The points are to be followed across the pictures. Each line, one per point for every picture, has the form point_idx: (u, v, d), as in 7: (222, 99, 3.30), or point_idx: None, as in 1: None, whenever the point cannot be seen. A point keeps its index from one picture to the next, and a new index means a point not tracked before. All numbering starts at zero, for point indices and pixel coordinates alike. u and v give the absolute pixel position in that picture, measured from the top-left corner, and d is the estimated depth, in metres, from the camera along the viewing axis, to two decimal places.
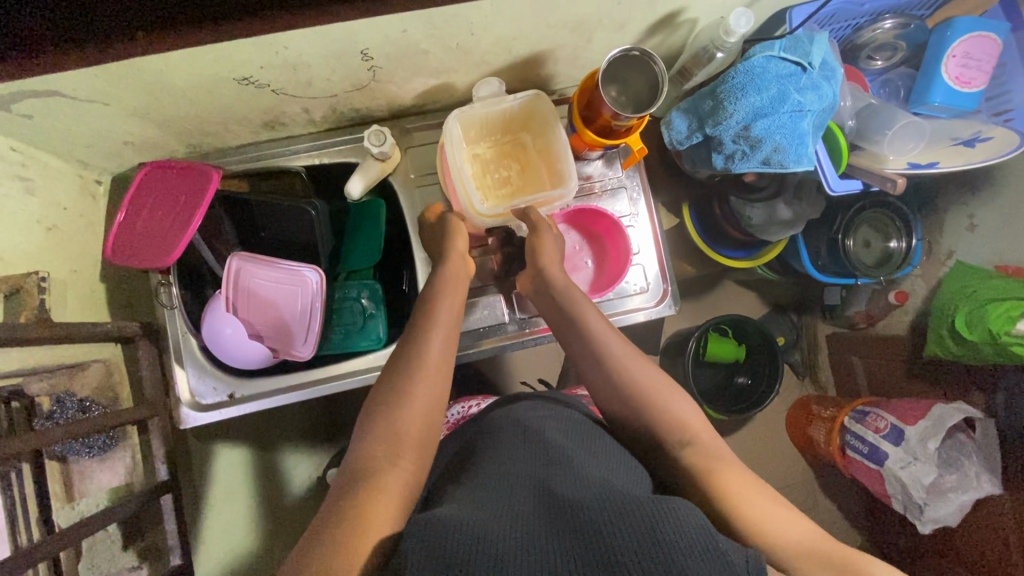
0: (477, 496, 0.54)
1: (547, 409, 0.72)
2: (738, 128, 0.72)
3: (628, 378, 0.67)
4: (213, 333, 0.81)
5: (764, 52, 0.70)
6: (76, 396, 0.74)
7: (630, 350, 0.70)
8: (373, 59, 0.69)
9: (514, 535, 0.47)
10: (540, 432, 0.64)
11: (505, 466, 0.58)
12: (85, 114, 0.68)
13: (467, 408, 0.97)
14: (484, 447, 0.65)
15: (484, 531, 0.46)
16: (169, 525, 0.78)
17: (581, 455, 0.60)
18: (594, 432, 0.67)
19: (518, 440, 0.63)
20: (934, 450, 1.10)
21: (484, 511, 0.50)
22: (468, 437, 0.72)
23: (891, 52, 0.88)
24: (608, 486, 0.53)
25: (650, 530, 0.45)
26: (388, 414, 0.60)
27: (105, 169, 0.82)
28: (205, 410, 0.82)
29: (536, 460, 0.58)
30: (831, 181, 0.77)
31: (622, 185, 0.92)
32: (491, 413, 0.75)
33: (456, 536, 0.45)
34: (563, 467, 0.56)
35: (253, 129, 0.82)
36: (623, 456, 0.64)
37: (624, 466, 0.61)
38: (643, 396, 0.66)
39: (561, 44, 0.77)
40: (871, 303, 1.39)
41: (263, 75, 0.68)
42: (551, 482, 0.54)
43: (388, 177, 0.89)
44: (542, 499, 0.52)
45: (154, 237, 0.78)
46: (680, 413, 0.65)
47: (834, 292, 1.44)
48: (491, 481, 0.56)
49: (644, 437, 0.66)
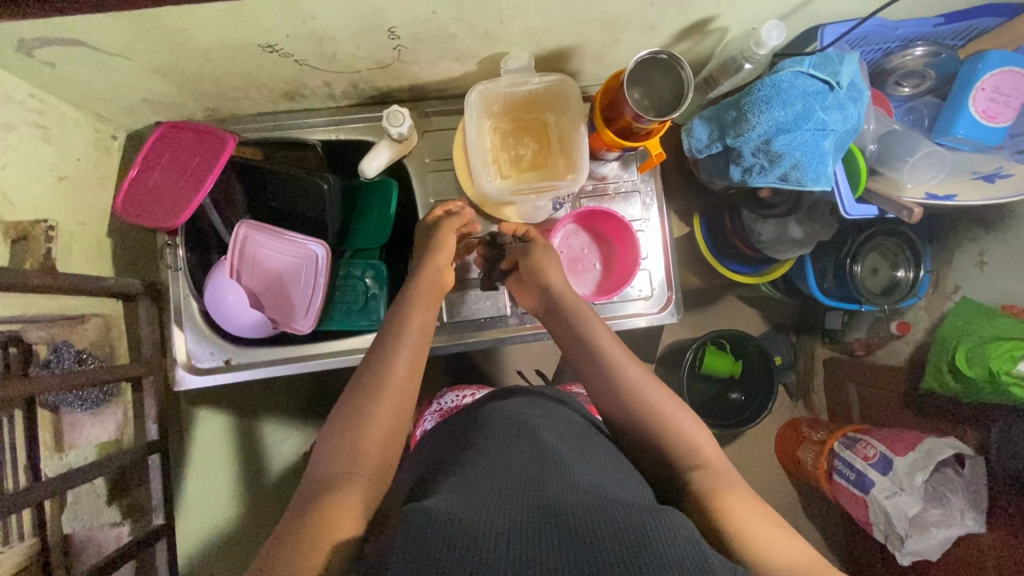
0: (467, 490, 0.53)
1: (540, 409, 0.71)
2: (759, 141, 0.71)
3: (627, 393, 0.68)
4: (215, 300, 0.81)
5: (792, 67, 0.69)
6: (74, 348, 0.74)
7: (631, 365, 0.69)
8: (399, 38, 0.69)
9: (506, 528, 0.46)
10: (532, 432, 0.63)
11: (496, 463, 0.57)
12: (106, 67, 0.67)
13: (462, 397, 0.97)
14: (475, 443, 0.64)
15: (476, 524, 0.45)
16: (155, 484, 0.78)
17: (573, 460, 0.60)
18: (589, 434, 0.68)
19: (510, 438, 0.62)
20: (922, 483, 1.10)
21: (473, 505, 0.49)
22: (458, 433, 0.72)
23: (919, 80, 0.88)
24: (600, 491, 0.53)
25: (643, 534, 0.45)
26: (350, 430, 0.58)
27: (122, 125, 0.82)
28: (201, 374, 0.82)
29: (527, 459, 0.58)
30: (848, 205, 0.77)
31: (636, 189, 0.92)
32: (482, 409, 0.74)
33: (447, 527, 0.44)
34: (555, 469, 0.56)
35: (273, 98, 0.81)
36: (614, 461, 0.64)
37: (616, 471, 0.61)
38: (643, 406, 0.66)
39: (589, 41, 0.77)
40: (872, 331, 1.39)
41: (287, 44, 0.67)
42: (541, 485, 0.53)
43: (403, 159, 0.88)
44: (534, 497, 0.51)
45: (165, 197, 0.78)
46: (683, 429, 0.65)
47: (835, 318, 1.42)
48: (482, 476, 0.55)
49: (644, 449, 0.66)
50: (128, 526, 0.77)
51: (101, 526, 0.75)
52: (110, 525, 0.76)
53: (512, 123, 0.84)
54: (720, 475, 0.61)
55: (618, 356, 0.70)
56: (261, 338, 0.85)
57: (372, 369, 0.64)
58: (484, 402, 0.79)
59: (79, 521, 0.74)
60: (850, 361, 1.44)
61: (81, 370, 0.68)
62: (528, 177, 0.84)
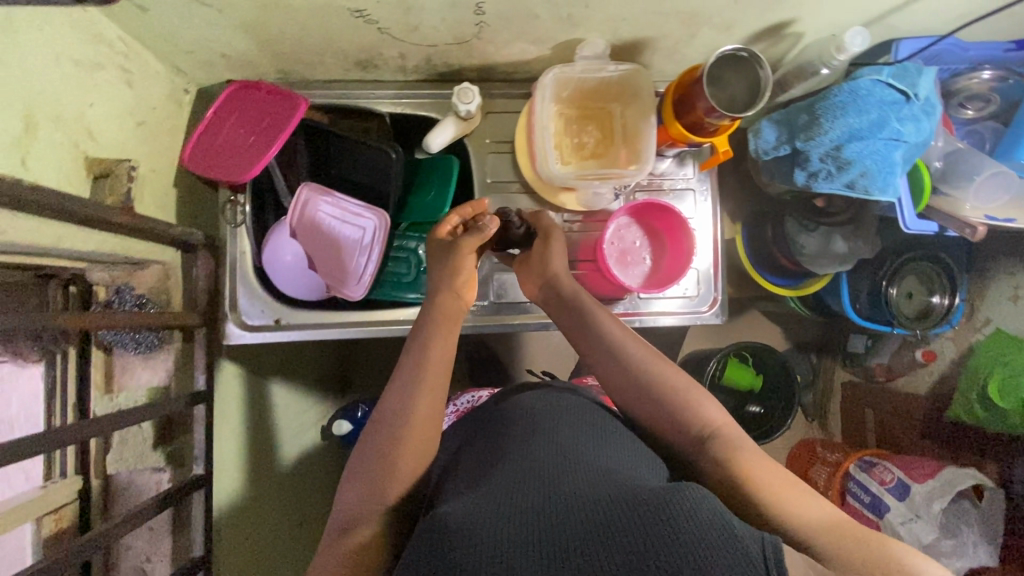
0: (485, 489, 0.54)
1: (558, 398, 0.71)
2: (829, 146, 0.72)
3: (639, 373, 0.68)
4: (272, 260, 0.83)
5: (871, 76, 0.70)
6: (134, 293, 0.75)
7: (641, 349, 0.70)
8: (484, 14, 0.70)
9: (520, 531, 0.47)
10: (550, 424, 0.64)
11: (513, 458, 0.58)
12: (197, 17, 0.68)
13: (478, 397, 0.98)
14: (495, 439, 0.66)
15: (489, 532, 0.47)
16: (198, 435, 0.79)
17: (592, 448, 0.59)
18: (605, 422, 0.67)
19: (528, 430, 0.63)
20: (939, 512, 1.10)
21: (489, 507, 0.50)
22: (480, 426, 0.73)
23: (983, 103, 0.88)
24: (618, 480, 0.53)
25: (661, 519, 0.44)
26: (380, 449, 0.62)
27: (195, 80, 0.83)
28: (251, 331, 0.83)
29: (545, 451, 0.58)
30: (907, 220, 0.77)
31: (691, 187, 0.92)
32: (503, 403, 0.75)
33: (461, 541, 0.46)
34: (573, 462, 0.56)
35: (345, 66, 0.82)
36: (636, 446, 0.63)
37: (638, 455, 0.61)
38: (653, 387, 0.67)
39: (665, 35, 0.77)
40: (894, 357, 1.38)
41: (375, 10, 0.68)
42: (559, 479, 0.53)
43: (463, 138, 0.89)
44: (551, 493, 0.51)
45: (234, 153, 0.79)
46: (698, 404, 0.65)
47: (858, 340, 1.43)
48: (500, 472, 0.56)
49: (659, 425, 0.66)
50: (168, 473, 0.78)
51: (141, 471, 0.77)
52: (151, 470, 0.77)
53: (578, 111, 0.85)
54: (737, 444, 0.60)
55: (626, 346, 0.71)
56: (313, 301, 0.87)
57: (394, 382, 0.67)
58: (505, 394, 0.80)
59: (124, 462, 0.76)
60: (869, 385, 1.44)
61: (141, 313, 0.69)
62: (589, 165, 0.85)
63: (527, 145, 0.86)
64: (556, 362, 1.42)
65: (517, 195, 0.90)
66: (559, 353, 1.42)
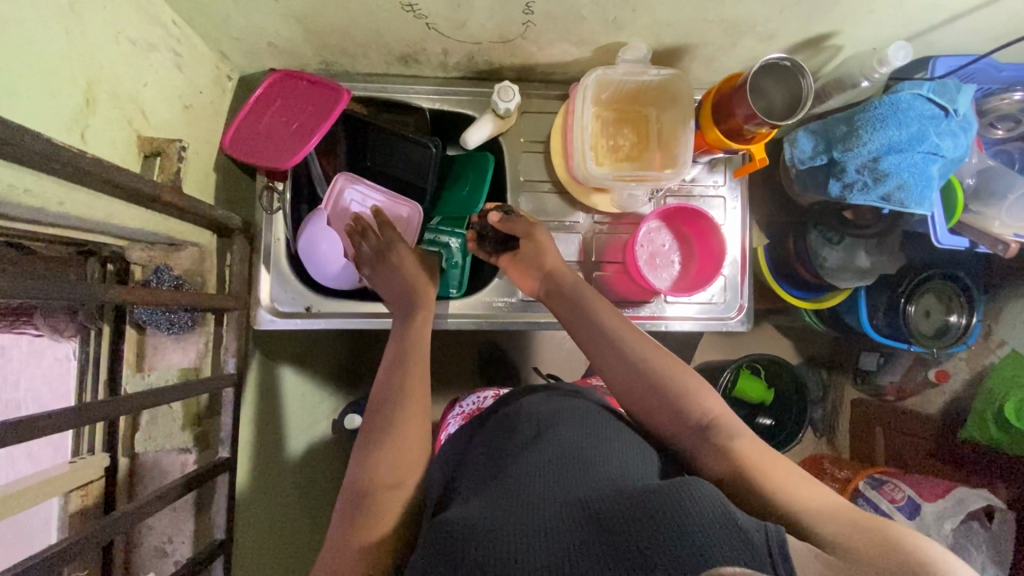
0: (492, 488, 0.53)
1: (556, 389, 0.71)
2: (867, 158, 0.72)
3: (641, 366, 0.68)
4: (308, 246, 0.81)
5: (912, 90, 0.71)
6: (170, 274, 0.75)
7: (631, 332, 0.71)
8: (533, 13, 0.71)
9: (530, 530, 0.47)
10: (550, 415, 0.63)
11: (517, 453, 0.58)
12: (253, 4, 0.70)
13: (483, 398, 0.97)
14: (495, 430, 0.65)
15: (499, 533, 0.46)
16: (226, 417, 0.79)
17: (595, 441, 0.59)
18: (605, 414, 0.65)
19: (531, 424, 0.62)
20: (950, 531, 1.10)
21: (497, 507, 0.50)
22: (479, 417, 0.72)
23: (1013, 124, 0.89)
24: (621, 479, 0.53)
25: (672, 516, 0.45)
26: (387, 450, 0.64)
27: (239, 67, 0.84)
28: (285, 318, 0.84)
29: (548, 444, 0.57)
30: (940, 234, 0.77)
31: (721, 194, 0.93)
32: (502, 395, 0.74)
33: (473, 545, 0.45)
34: (578, 457, 0.56)
35: (388, 59, 0.84)
36: (637, 439, 0.63)
37: (639, 449, 0.61)
38: (645, 370, 0.67)
39: (706, 42, 0.78)
40: (906, 376, 1.39)
41: (426, 5, 0.69)
42: (562, 473, 0.54)
43: (498, 136, 0.90)
44: (558, 490, 0.51)
45: (276, 140, 0.80)
46: (685, 389, 0.65)
47: (870, 358, 1.42)
48: (504, 468, 0.56)
49: (657, 410, 0.66)
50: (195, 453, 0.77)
51: (170, 450, 0.76)
52: (178, 450, 0.76)
53: (614, 114, 0.86)
54: (739, 437, 0.61)
55: (622, 337, 0.71)
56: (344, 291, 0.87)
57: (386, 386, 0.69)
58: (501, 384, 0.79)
59: (153, 441, 0.75)
60: (878, 403, 1.44)
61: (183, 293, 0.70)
62: (625, 167, 0.86)
63: (563, 145, 0.87)
64: (568, 365, 1.42)
65: (549, 195, 0.91)
66: (570, 357, 1.42)
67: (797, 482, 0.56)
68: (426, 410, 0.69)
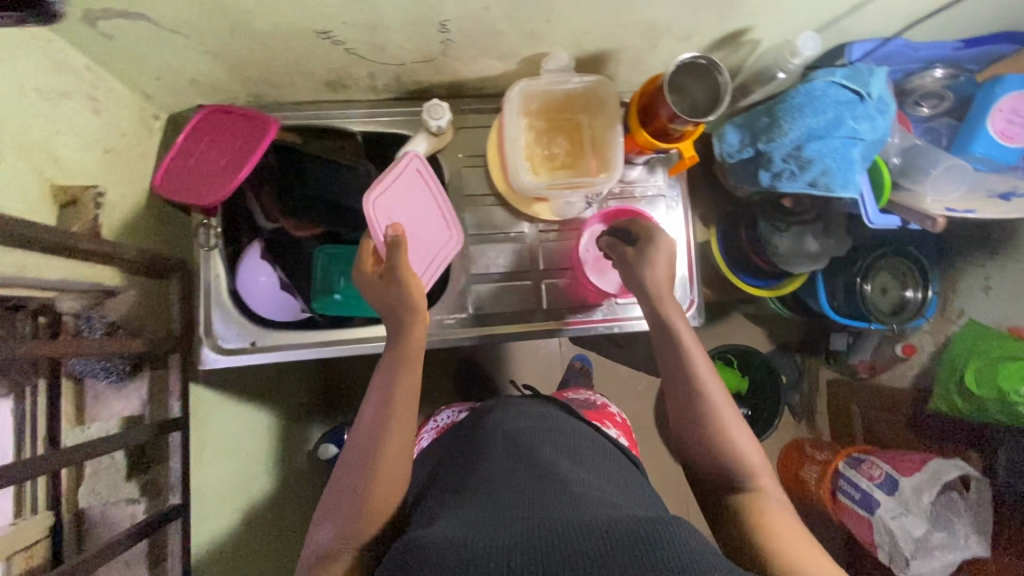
0: (468, 513, 0.55)
1: (544, 424, 0.73)
2: (790, 148, 0.74)
3: (699, 402, 0.67)
4: (245, 281, 0.83)
5: (825, 78, 0.72)
6: (106, 318, 0.73)
7: (710, 368, 0.68)
8: (449, 31, 0.71)
9: (499, 548, 0.47)
10: (534, 450, 0.66)
11: (499, 484, 0.59)
12: (163, 44, 0.69)
13: (459, 412, 0.94)
14: (478, 458, 0.66)
15: (467, 548, 0.47)
16: (173, 462, 0.77)
17: (575, 475, 0.61)
18: (586, 444, 0.70)
19: (514, 456, 0.64)
20: (928, 504, 1.11)
21: (471, 528, 0.51)
22: (461, 445, 0.74)
23: (937, 101, 0.91)
24: (602, 503, 0.55)
25: (642, 539, 0.46)
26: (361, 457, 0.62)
27: (165, 105, 0.83)
28: (227, 354, 0.82)
29: (529, 478, 0.59)
30: (871, 214, 0.79)
31: (662, 193, 0.94)
32: (485, 422, 0.76)
33: (439, 557, 0.46)
34: (556, 486, 0.57)
35: (316, 87, 0.83)
36: (622, 482, 0.65)
37: (620, 487, 0.63)
38: (712, 416, 0.66)
39: (628, 46, 0.79)
40: (876, 353, 1.40)
41: (341, 31, 0.69)
42: (543, 498, 0.55)
43: (436, 153, 0.90)
44: (532, 515, 0.52)
45: (204, 175, 0.79)
46: (743, 448, 0.64)
47: (840, 339, 1.44)
48: (492, 500, 0.56)
49: (704, 453, 0.66)
50: (143, 504, 0.76)
51: (114, 502, 0.74)
52: (126, 501, 0.75)
53: (546, 123, 0.87)
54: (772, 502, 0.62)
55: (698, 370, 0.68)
56: (288, 322, 0.87)
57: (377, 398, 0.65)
58: (483, 410, 0.80)
59: (97, 495, 0.73)
60: (857, 383, 1.45)
61: (115, 341, 0.68)
62: (560, 174, 0.86)
63: (497, 159, 0.87)
64: (542, 373, 1.42)
65: (491, 208, 0.91)
66: (543, 364, 1.42)
67: (816, 553, 0.56)
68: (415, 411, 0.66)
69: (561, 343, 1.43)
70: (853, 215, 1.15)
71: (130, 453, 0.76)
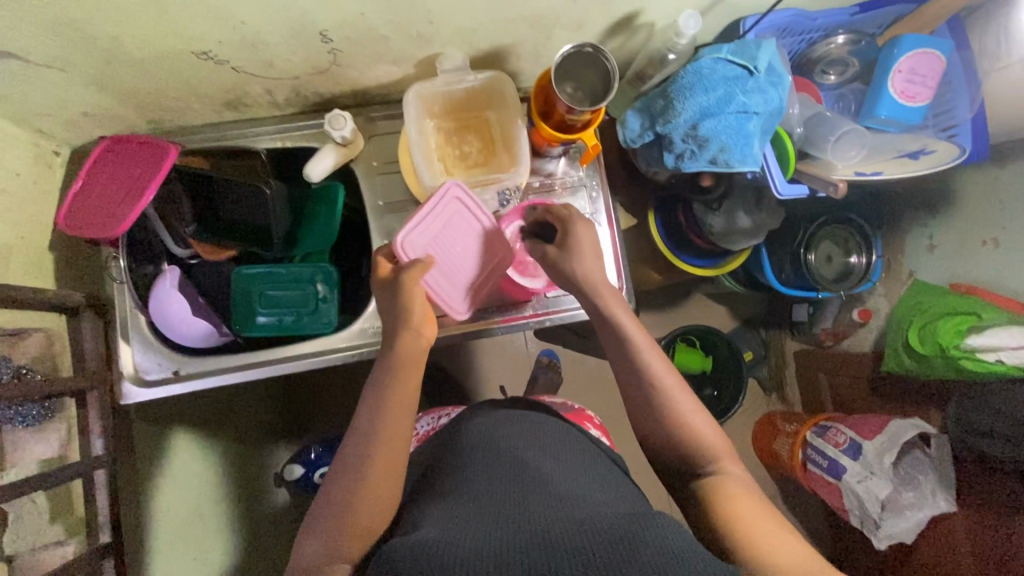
0: (453, 517, 0.56)
1: (525, 423, 0.75)
2: (686, 127, 0.74)
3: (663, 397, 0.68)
4: (159, 309, 0.81)
5: (712, 54, 0.73)
6: (13, 362, 0.70)
7: (669, 370, 0.68)
8: (333, 41, 0.70)
9: (488, 552, 0.49)
10: (521, 455, 0.66)
11: (482, 489, 0.61)
12: (40, 80, 0.68)
13: (438, 417, 0.95)
14: (462, 464, 0.68)
15: (453, 551, 0.48)
16: (101, 501, 0.77)
17: (559, 477, 0.63)
18: (574, 447, 0.71)
19: (497, 459, 0.66)
20: (890, 466, 1.10)
21: (458, 533, 0.52)
22: (440, 454, 0.75)
23: (843, 67, 0.91)
24: (591, 506, 0.57)
25: (631, 544, 0.47)
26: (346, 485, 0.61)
27: (64, 140, 0.82)
28: (148, 386, 0.83)
29: (514, 482, 0.61)
30: (779, 185, 0.81)
31: (582, 183, 0.94)
32: (466, 426, 0.77)
33: (425, 558, 0.47)
34: (542, 491, 0.59)
35: (215, 108, 0.82)
36: (603, 480, 0.67)
37: (602, 487, 0.64)
38: (673, 411, 0.67)
39: (522, 40, 0.79)
40: (836, 319, 1.36)
41: (221, 50, 0.68)
42: (532, 505, 0.57)
43: (350, 163, 0.90)
44: (520, 521, 0.54)
45: (107, 206, 0.77)
46: (707, 438, 0.66)
47: (801, 309, 1.42)
48: (483, 507, 0.57)
49: (671, 443, 0.67)
50: (72, 545, 0.74)
51: (44, 546, 0.71)
52: (54, 543, 0.72)
53: (453, 123, 0.87)
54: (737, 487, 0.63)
55: (656, 363, 0.69)
56: (209, 347, 0.87)
57: (373, 400, 0.66)
58: (462, 420, 0.80)
59: (22, 541, 0.69)
60: (819, 351, 1.43)
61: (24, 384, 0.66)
62: (473, 173, 0.85)
63: (406, 165, 0.87)
64: (504, 372, 1.40)
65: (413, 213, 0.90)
66: (503, 363, 1.40)
67: (779, 538, 0.55)
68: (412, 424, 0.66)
69: (524, 341, 1.42)
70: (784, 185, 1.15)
71: (53, 497, 0.74)
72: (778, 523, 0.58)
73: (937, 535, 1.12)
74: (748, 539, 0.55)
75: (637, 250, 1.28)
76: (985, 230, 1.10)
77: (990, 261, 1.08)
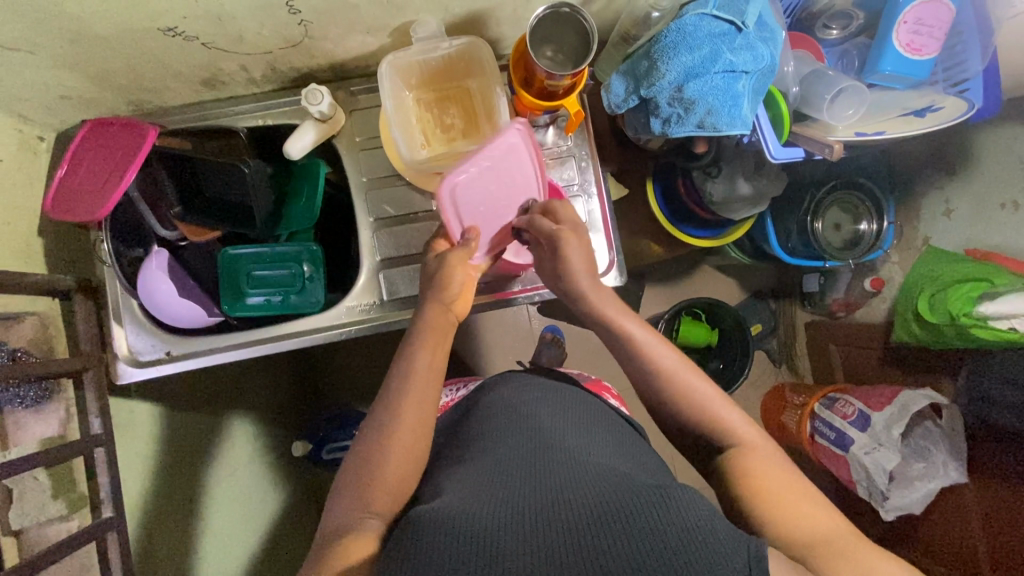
0: (468, 488, 0.56)
1: (547, 394, 0.73)
2: (671, 90, 0.71)
3: (677, 391, 0.66)
4: (147, 290, 0.82)
5: (696, 10, 0.69)
6: (8, 346, 0.71)
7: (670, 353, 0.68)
8: (301, 13, 0.68)
9: (508, 523, 0.49)
10: (537, 422, 0.66)
11: (500, 457, 0.61)
12: (14, 64, 0.67)
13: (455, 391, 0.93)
14: (477, 433, 0.68)
15: (472, 520, 0.49)
16: (101, 478, 0.78)
17: (580, 444, 0.62)
18: (589, 415, 0.71)
19: (515, 427, 0.66)
20: (899, 436, 1.05)
21: (474, 503, 0.52)
22: (458, 424, 0.76)
23: (847, 21, 0.86)
24: (610, 473, 0.56)
25: (651, 519, 0.47)
26: (359, 477, 0.61)
27: (48, 126, 0.81)
28: (143, 366, 0.84)
29: (530, 451, 0.61)
30: (773, 149, 0.78)
31: (571, 154, 0.90)
32: (484, 396, 0.77)
33: (446, 534, 0.47)
34: (563, 458, 0.59)
35: (193, 86, 0.82)
36: (623, 445, 0.67)
37: (625, 456, 0.64)
38: (674, 383, 0.67)
39: (499, 4, 0.76)
40: (849, 289, 1.30)
41: (188, 26, 0.67)
42: (550, 474, 0.56)
43: (332, 139, 0.89)
44: (541, 487, 0.54)
45: (90, 190, 0.77)
46: (720, 413, 0.65)
47: (812, 279, 1.35)
48: (499, 476, 0.57)
49: (674, 413, 0.67)
50: (75, 519, 0.76)
51: (49, 521, 0.73)
52: (56, 519, 0.74)
53: (432, 94, 0.86)
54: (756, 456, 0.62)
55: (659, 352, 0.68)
56: (201, 327, 0.88)
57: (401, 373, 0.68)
58: (480, 391, 0.80)
59: (26, 516, 0.71)
60: (830, 322, 1.35)
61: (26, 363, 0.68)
62: (454, 144, 0.85)
63: (386, 140, 0.85)
64: (500, 350, 1.39)
65: (402, 189, 0.89)
66: (498, 341, 1.39)
67: (809, 508, 0.55)
68: (428, 408, 0.66)
69: (526, 318, 1.40)
70: (779, 170, 1.04)
71: (55, 474, 0.75)
72: (798, 489, 0.57)
73: (947, 505, 1.07)
74: (777, 514, 0.55)
75: (636, 222, 1.23)
76: (1003, 192, 1.03)
77: (1011, 225, 1.01)
